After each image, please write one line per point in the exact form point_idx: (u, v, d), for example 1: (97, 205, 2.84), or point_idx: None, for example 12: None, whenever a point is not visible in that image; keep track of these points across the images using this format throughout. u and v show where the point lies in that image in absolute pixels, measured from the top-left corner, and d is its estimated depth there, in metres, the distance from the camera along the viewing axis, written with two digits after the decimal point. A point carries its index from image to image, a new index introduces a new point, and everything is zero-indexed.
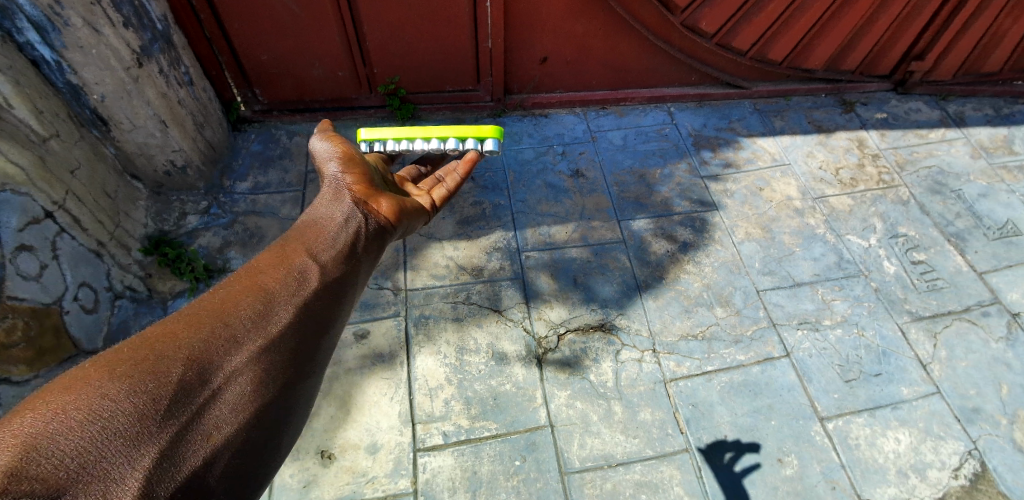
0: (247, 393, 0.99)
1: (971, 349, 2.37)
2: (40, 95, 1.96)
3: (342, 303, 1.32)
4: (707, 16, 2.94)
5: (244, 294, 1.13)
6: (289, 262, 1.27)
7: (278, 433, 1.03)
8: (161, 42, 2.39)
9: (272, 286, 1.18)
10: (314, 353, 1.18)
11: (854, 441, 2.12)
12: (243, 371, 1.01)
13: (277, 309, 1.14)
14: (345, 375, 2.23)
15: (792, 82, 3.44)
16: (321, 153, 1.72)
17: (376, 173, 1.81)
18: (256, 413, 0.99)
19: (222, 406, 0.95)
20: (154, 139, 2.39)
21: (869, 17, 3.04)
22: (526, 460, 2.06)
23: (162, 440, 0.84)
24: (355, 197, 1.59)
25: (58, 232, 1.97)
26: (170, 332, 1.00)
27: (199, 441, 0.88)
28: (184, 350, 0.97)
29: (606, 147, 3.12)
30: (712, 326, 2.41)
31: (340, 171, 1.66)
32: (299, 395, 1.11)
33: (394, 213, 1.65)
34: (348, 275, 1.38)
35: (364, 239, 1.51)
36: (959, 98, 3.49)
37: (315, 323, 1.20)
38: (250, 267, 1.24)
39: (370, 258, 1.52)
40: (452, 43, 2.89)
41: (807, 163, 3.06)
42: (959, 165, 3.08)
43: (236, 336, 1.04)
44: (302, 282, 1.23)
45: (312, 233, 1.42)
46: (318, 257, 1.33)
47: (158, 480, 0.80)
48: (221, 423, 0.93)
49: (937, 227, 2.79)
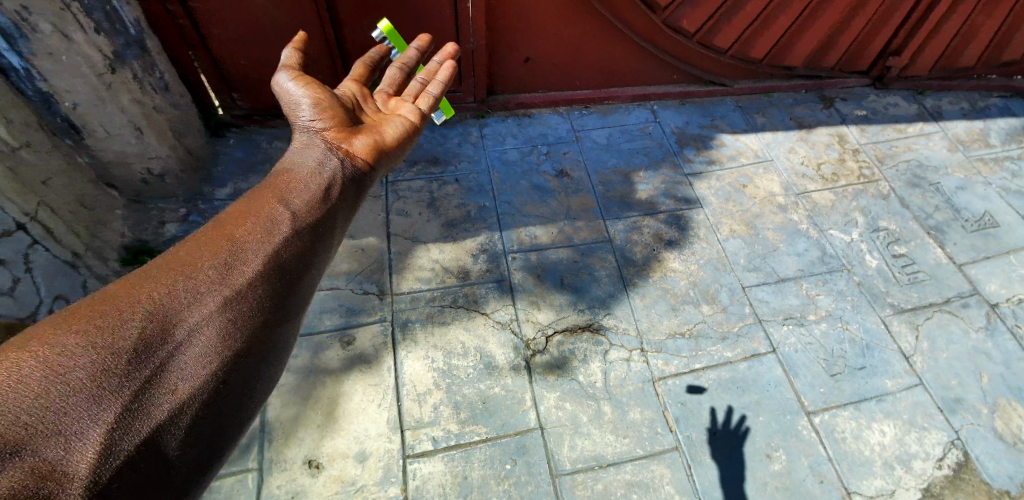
0: (215, 345, 0.94)
1: (952, 341, 2.40)
2: (11, 105, 1.88)
3: (320, 248, 1.22)
4: (687, 15, 2.95)
5: (211, 245, 1.07)
6: (259, 209, 1.18)
7: (254, 382, 0.99)
8: (136, 48, 2.32)
9: (240, 235, 1.10)
10: (289, 301, 1.11)
11: (840, 434, 2.14)
12: (209, 323, 0.95)
13: (246, 258, 1.07)
14: (331, 382, 2.20)
15: (773, 79, 3.47)
16: (289, 95, 1.56)
17: (352, 108, 1.66)
18: (226, 365, 0.94)
19: (187, 359, 0.90)
20: (130, 146, 2.36)
21: (847, 15, 3.08)
22: (516, 463, 2.04)
23: (123, 397, 0.81)
24: (329, 144, 1.47)
25: (31, 245, 1.92)
26: (134, 285, 0.95)
27: (161, 395, 0.85)
28: (146, 303, 0.92)
29: (591, 146, 3.12)
30: (699, 324, 2.41)
31: (311, 116, 1.53)
32: (273, 344, 1.05)
33: (373, 155, 1.53)
34: (325, 221, 1.27)
35: (340, 185, 1.37)
36: (935, 92, 3.55)
37: (290, 270, 1.12)
38: (221, 216, 1.17)
39: (351, 203, 1.40)
40: (434, 44, 2.87)
41: (789, 160, 3.09)
42: (937, 158, 3.13)
43: (204, 289, 0.98)
44: (271, 229, 1.14)
45: (285, 179, 1.31)
46: (291, 204, 1.22)
47: (121, 436, 0.79)
48: (186, 376, 0.89)
49: (917, 220, 2.83)
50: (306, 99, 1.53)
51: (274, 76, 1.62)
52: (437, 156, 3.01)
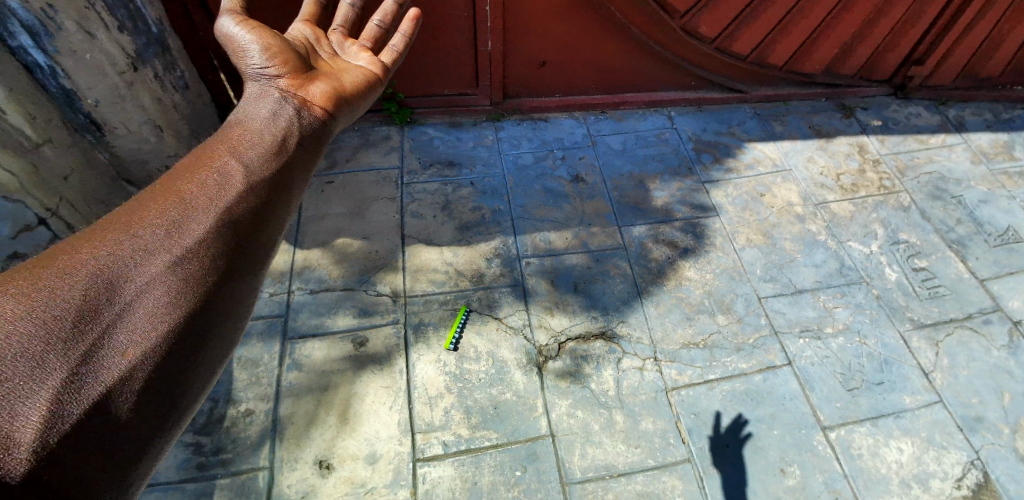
0: (169, 301, 0.80)
1: (973, 357, 2.36)
2: (33, 102, 1.88)
3: (281, 202, 1.09)
4: (707, 20, 2.92)
5: (158, 200, 0.93)
6: (209, 163, 1.04)
7: (216, 341, 0.85)
8: (156, 47, 2.35)
9: (192, 188, 0.96)
10: (252, 254, 0.97)
11: (857, 450, 2.11)
12: (161, 278, 0.81)
13: (201, 209, 0.93)
14: (343, 383, 2.20)
15: (790, 86, 3.43)
16: (237, 41, 1.46)
17: (306, 55, 1.56)
18: (185, 321, 0.80)
19: (141, 316, 0.76)
20: (148, 144, 2.36)
21: (868, 22, 3.04)
22: (526, 471, 2.03)
23: (69, 359, 0.67)
24: (283, 91, 1.37)
25: (52, 240, 1.96)
26: (72, 246, 0.80)
27: (111, 356, 0.71)
28: (87, 260, 0.78)
29: (606, 151, 3.10)
30: (714, 335, 2.39)
31: (262, 62, 1.43)
32: (238, 301, 0.92)
33: (331, 102, 1.44)
34: (286, 176, 1.14)
35: (297, 136, 1.25)
36: (957, 103, 3.49)
37: (251, 221, 0.99)
38: (165, 175, 1.02)
39: (312, 148, 1.28)
40: (450, 47, 2.87)
41: (808, 169, 3.05)
42: (960, 171, 3.07)
43: (152, 244, 0.84)
44: (225, 181, 1.01)
45: (237, 133, 1.17)
46: (244, 157, 1.09)
47: (70, 401, 0.65)
48: (141, 335, 0.75)
49: (938, 233, 2.78)
50: (254, 44, 1.44)
51: (218, 22, 1.51)
52: (452, 159, 3.01)
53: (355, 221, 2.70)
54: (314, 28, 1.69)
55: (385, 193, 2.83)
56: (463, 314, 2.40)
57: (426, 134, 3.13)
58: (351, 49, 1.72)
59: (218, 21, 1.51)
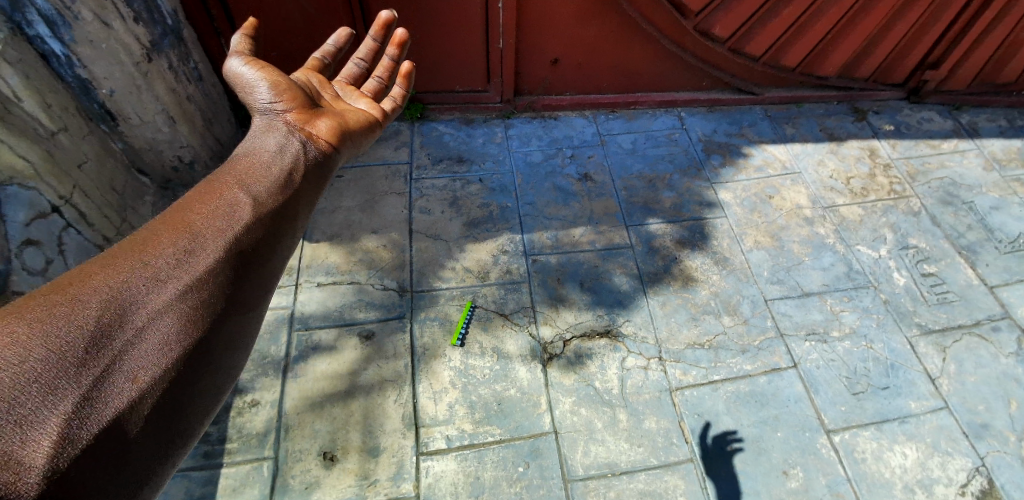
0: (177, 331, 0.85)
1: (981, 364, 2.34)
2: (49, 90, 1.90)
3: (284, 234, 1.15)
4: (721, 21, 2.91)
5: (169, 229, 0.99)
6: (218, 194, 1.11)
7: (216, 370, 0.90)
8: (171, 38, 2.38)
9: (201, 218, 1.02)
10: (254, 286, 1.03)
11: (860, 454, 2.10)
12: (171, 308, 0.86)
13: (210, 240, 0.99)
14: (349, 376, 2.22)
15: (805, 88, 3.41)
16: (245, 79, 1.50)
17: (311, 93, 1.61)
18: (189, 351, 0.86)
19: (150, 344, 0.82)
20: (162, 135, 2.39)
21: (884, 24, 3.02)
22: (528, 466, 2.04)
23: (81, 384, 0.72)
24: (289, 125, 1.43)
25: (65, 227, 1.95)
26: (88, 272, 0.86)
27: (121, 383, 0.76)
28: (103, 287, 0.83)
29: (616, 151, 3.10)
30: (719, 335, 2.39)
31: (271, 98, 1.48)
32: (238, 333, 0.97)
33: (337, 135, 1.49)
34: (290, 208, 1.20)
35: (304, 169, 1.31)
36: (972, 108, 3.46)
37: (255, 254, 1.05)
38: (176, 203, 1.08)
39: (314, 186, 1.32)
40: (463, 43, 2.88)
41: (818, 172, 3.04)
42: (971, 177, 3.05)
43: (163, 273, 0.90)
44: (234, 213, 1.07)
45: (246, 164, 1.23)
46: (253, 189, 1.15)
47: (79, 425, 0.70)
48: (149, 363, 0.80)
49: (948, 239, 2.77)
50: (263, 81, 1.48)
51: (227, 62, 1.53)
52: (462, 155, 3.02)
53: (364, 215, 2.72)
54: (318, 73, 1.75)
55: (396, 188, 2.84)
56: (468, 310, 2.42)
57: (437, 130, 3.14)
58: (354, 94, 1.76)
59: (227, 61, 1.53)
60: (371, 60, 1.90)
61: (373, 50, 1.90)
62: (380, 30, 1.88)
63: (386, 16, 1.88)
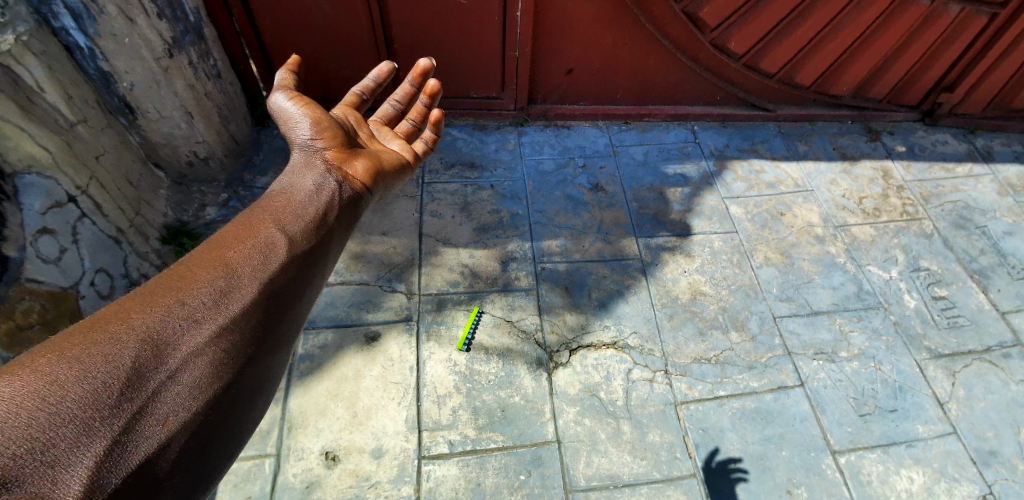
0: (207, 374, 0.87)
1: (991, 390, 2.32)
2: (72, 82, 1.95)
3: (316, 273, 1.17)
4: (736, 36, 2.92)
5: (205, 266, 1.01)
6: (254, 231, 1.13)
7: (240, 413, 0.91)
8: (193, 35, 2.38)
9: (237, 258, 1.05)
10: (283, 328, 1.05)
11: (866, 477, 2.08)
12: (203, 352, 0.88)
13: (246, 282, 1.01)
14: (354, 375, 2.22)
15: (819, 107, 3.42)
16: (288, 113, 1.54)
17: (349, 132, 1.64)
18: (217, 396, 0.87)
19: (182, 387, 0.84)
20: (179, 130, 2.39)
21: (902, 43, 3.01)
22: (530, 475, 2.03)
23: (115, 427, 0.74)
24: (328, 163, 1.45)
25: (80, 217, 1.95)
26: (127, 308, 0.89)
27: (151, 426, 0.78)
28: (140, 326, 0.85)
29: (628, 162, 3.10)
30: (726, 351, 2.37)
31: (311, 135, 1.50)
32: (263, 377, 0.98)
33: (371, 177, 1.51)
34: (321, 246, 1.21)
35: (337, 207, 1.32)
36: (987, 132, 3.46)
37: (285, 296, 1.06)
38: (213, 237, 1.11)
39: (343, 227, 1.34)
40: (481, 50, 2.90)
41: (830, 191, 3.03)
42: (985, 201, 3.03)
43: (197, 315, 0.92)
44: (268, 251, 1.08)
45: (282, 200, 1.26)
46: (287, 226, 1.17)
47: (109, 468, 0.71)
48: (179, 406, 0.82)
49: (961, 262, 2.75)
50: (306, 118, 1.51)
51: (272, 96, 1.59)
52: (475, 161, 3.03)
53: (375, 216, 2.73)
54: (355, 110, 1.78)
55: (408, 191, 2.85)
56: (476, 315, 2.42)
57: (450, 135, 3.17)
58: (388, 134, 1.83)
59: (272, 95, 1.59)
60: (406, 103, 1.95)
61: (409, 93, 1.95)
62: (417, 77, 1.92)
63: (424, 64, 1.90)
